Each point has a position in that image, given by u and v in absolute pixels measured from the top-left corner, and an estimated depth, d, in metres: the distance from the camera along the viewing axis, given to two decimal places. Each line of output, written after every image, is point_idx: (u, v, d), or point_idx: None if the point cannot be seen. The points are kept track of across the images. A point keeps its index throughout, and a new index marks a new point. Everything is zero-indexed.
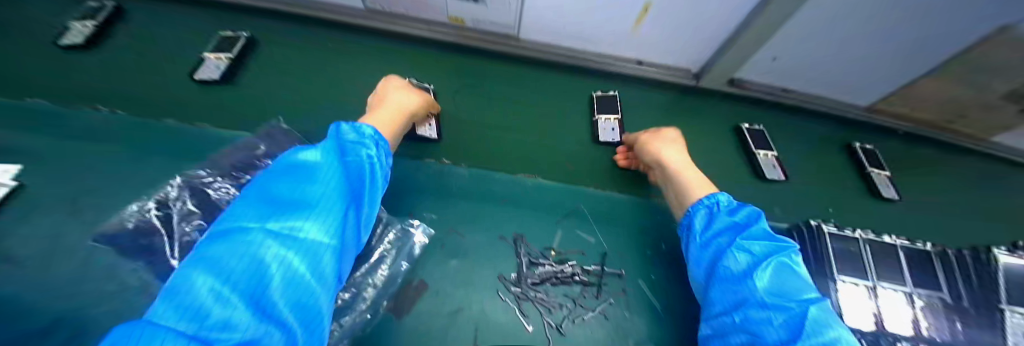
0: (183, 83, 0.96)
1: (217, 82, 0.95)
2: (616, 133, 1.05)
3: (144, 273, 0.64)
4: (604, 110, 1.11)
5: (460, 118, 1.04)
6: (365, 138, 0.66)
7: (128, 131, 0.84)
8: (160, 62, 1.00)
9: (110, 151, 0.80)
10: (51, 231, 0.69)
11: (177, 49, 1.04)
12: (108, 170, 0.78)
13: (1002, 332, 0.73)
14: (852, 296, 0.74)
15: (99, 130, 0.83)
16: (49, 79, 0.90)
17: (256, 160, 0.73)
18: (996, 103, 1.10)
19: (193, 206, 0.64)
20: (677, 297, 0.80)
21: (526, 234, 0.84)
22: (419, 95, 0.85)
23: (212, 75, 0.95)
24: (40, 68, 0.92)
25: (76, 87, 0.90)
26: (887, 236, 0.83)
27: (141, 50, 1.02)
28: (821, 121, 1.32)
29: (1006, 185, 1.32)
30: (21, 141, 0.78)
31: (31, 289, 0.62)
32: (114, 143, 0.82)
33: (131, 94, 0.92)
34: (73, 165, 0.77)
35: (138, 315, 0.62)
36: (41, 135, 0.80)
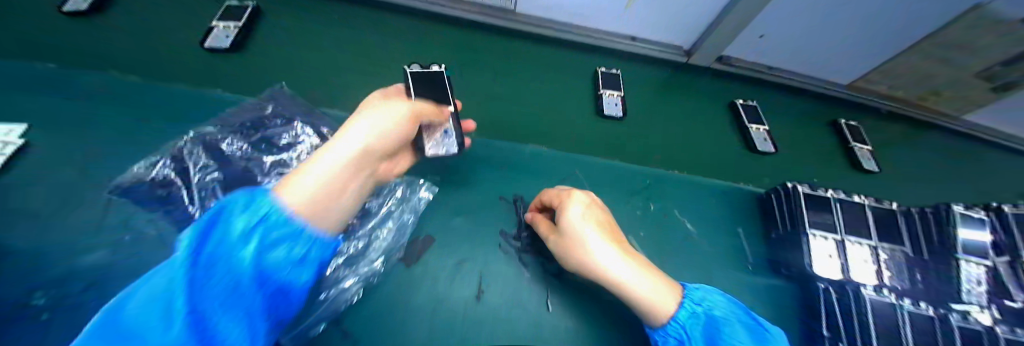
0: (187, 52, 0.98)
1: (228, 50, 0.99)
2: (619, 107, 1.12)
3: (161, 223, 0.69)
4: (608, 86, 1.17)
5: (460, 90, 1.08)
6: (263, 214, 0.43)
7: (134, 95, 0.87)
8: (161, 30, 1.01)
9: (117, 113, 0.83)
10: (67, 187, 0.72)
11: (177, 17, 1.05)
12: (116, 130, 0.81)
13: (955, 278, 0.79)
14: (822, 249, 0.80)
15: (105, 93, 0.86)
16: (48, 42, 0.92)
17: (265, 120, 0.76)
18: (965, 79, 1.17)
19: (209, 160, 0.67)
20: (663, 251, 0.87)
21: (525, 195, 0.89)
22: (402, 123, 0.62)
23: (224, 45, 0.98)
24: (38, 31, 0.93)
25: (77, 51, 0.92)
26: (857, 196, 0.89)
27: (140, 17, 1.03)
28: (803, 98, 1.38)
29: (979, 162, 1.40)
30: (29, 101, 0.81)
31: (52, 237, 0.66)
32: (120, 106, 0.84)
33: (134, 60, 0.94)
34: (81, 125, 0.80)
35: (159, 260, 0.67)
36: (47, 99, 0.82)
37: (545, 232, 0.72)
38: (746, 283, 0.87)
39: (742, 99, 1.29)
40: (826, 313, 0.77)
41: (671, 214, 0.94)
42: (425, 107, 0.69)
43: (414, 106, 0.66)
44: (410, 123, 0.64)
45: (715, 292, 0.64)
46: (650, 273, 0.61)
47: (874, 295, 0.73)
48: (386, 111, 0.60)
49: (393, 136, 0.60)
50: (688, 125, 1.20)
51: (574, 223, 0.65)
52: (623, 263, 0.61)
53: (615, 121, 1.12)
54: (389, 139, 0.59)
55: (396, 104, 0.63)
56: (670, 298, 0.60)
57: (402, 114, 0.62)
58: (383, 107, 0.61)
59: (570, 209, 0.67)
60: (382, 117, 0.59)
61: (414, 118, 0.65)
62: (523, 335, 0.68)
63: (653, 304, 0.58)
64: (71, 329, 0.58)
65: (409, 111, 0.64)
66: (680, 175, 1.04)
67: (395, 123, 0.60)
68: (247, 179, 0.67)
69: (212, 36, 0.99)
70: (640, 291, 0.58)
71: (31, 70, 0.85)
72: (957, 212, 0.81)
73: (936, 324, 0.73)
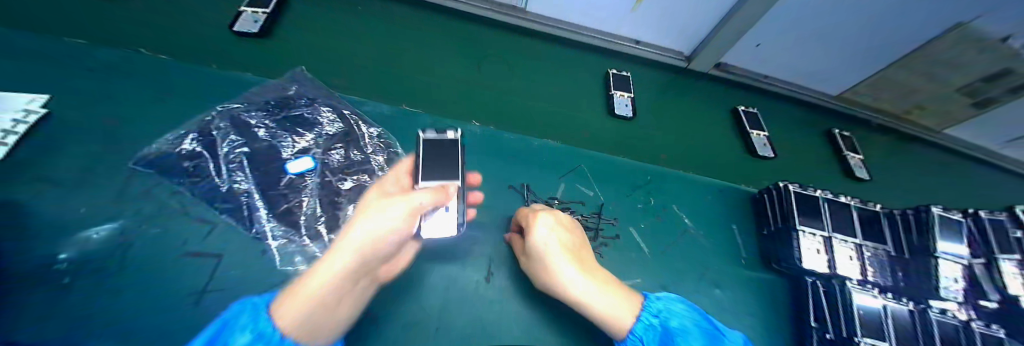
0: (213, 39, 1.04)
1: (253, 35, 1.05)
2: (631, 109, 1.18)
3: (186, 196, 0.72)
4: (618, 87, 1.22)
5: (472, 85, 1.13)
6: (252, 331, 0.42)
7: (160, 74, 0.91)
8: (192, 16, 1.08)
9: (144, 90, 0.87)
10: (90, 157, 0.74)
11: (208, 5, 1.12)
12: (141, 107, 0.83)
13: (935, 275, 0.83)
14: (811, 244, 0.84)
15: (133, 71, 0.90)
16: (86, 22, 0.98)
17: (289, 100, 0.81)
18: (946, 94, 1.24)
19: (235, 136, 0.71)
20: (662, 243, 0.91)
21: (531, 185, 0.93)
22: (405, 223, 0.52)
23: (252, 29, 1.04)
24: (77, 12, 0.99)
25: (113, 32, 0.98)
26: (843, 197, 0.95)
27: (173, 3, 1.09)
28: (796, 107, 1.45)
29: (958, 175, 1.47)
30: (58, 74, 0.84)
31: (76, 204, 0.68)
32: (149, 84, 0.88)
33: (164, 43, 1.00)
34: (109, 99, 0.83)
35: (181, 230, 0.69)
36: (76, 74, 0.85)
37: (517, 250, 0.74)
38: (741, 276, 0.92)
39: (744, 106, 1.35)
40: (813, 306, 0.82)
41: (670, 208, 0.99)
42: (427, 195, 0.55)
43: (411, 198, 0.52)
44: (408, 226, 0.51)
45: (676, 301, 0.65)
46: (609, 294, 0.59)
47: (858, 289, 0.78)
48: (375, 215, 0.49)
49: (383, 244, 0.49)
50: (688, 127, 1.25)
51: (533, 249, 0.64)
52: (582, 289, 0.59)
53: (627, 122, 1.18)
54: (380, 250, 0.49)
55: (388, 202, 0.51)
56: (629, 314, 0.59)
57: (395, 220, 0.49)
58: (373, 211, 0.50)
59: (529, 234, 0.67)
60: (370, 228, 0.47)
61: (412, 218, 0.52)
62: (528, 318, 0.72)
63: (611, 322, 0.58)
64: (90, 292, 0.59)
65: (406, 211, 0.50)
66: (679, 172, 1.08)
67: (385, 233, 0.48)
68: (274, 157, 0.71)
69: (241, 20, 1.07)
70: (597, 312, 0.58)
71: (64, 45, 0.89)
72: (935, 214, 0.86)
73: (915, 319, 0.78)
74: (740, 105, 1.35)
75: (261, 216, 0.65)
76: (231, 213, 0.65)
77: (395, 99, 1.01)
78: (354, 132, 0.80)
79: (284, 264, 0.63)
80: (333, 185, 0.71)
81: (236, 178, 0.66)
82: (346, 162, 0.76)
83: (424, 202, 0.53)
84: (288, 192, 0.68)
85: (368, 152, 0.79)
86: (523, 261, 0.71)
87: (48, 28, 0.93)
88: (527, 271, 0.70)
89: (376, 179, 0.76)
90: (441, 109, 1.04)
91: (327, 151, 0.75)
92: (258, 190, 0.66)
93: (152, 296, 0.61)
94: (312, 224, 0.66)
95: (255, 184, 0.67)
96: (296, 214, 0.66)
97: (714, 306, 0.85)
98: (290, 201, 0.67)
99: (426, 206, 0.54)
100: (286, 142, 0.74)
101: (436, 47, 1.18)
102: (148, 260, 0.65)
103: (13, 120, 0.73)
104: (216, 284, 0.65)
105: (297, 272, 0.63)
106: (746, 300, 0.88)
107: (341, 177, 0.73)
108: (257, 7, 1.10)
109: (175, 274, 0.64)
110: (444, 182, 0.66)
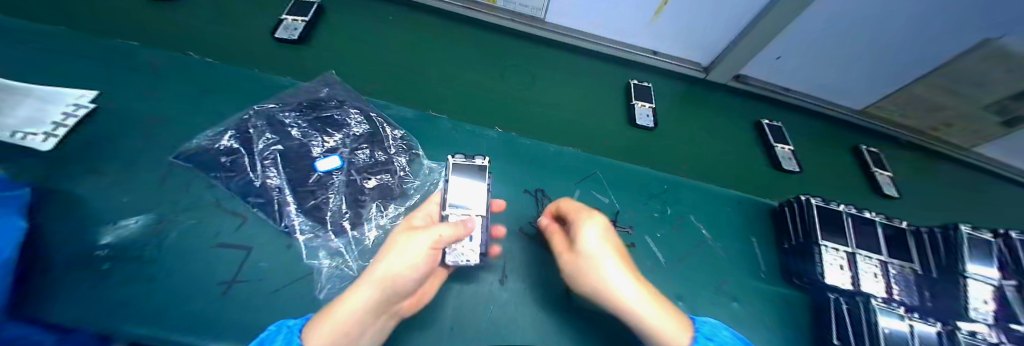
0: (257, 44, 1.10)
1: (293, 41, 1.10)
2: (650, 119, 1.17)
3: (218, 190, 0.75)
4: (640, 97, 1.23)
5: (492, 91, 1.15)
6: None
7: (202, 75, 0.97)
8: (233, 21, 1.15)
9: (187, 90, 0.93)
10: (135, 151, 0.79)
11: (248, 10, 1.19)
12: (183, 105, 0.89)
13: (963, 294, 0.81)
14: (833, 259, 0.82)
15: (178, 72, 0.96)
16: (140, 25, 1.06)
17: (318, 102, 0.84)
18: (975, 111, 1.21)
19: (270, 134, 0.74)
20: (677, 253, 0.91)
21: (547, 190, 0.94)
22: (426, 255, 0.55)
23: (291, 36, 1.10)
24: (133, 16, 1.08)
25: (161, 35, 1.06)
26: (867, 212, 0.93)
27: (216, 8, 1.17)
28: (816, 120, 1.43)
29: (990, 196, 1.42)
30: (116, 74, 0.92)
31: (120, 193, 0.72)
32: (192, 84, 0.95)
33: (206, 45, 1.06)
34: (155, 98, 0.89)
35: (210, 222, 0.72)
36: (131, 74, 0.93)
37: (558, 249, 0.72)
38: (760, 289, 0.90)
39: (768, 120, 1.34)
40: (834, 322, 0.80)
41: (686, 218, 0.98)
42: (447, 228, 0.59)
43: (434, 231, 0.57)
44: (428, 259, 0.56)
45: (721, 328, 0.63)
46: (663, 306, 0.59)
47: (884, 307, 0.76)
48: (402, 247, 0.54)
49: (406, 277, 0.53)
50: (706, 137, 1.24)
51: (587, 248, 0.64)
52: (638, 297, 0.58)
53: (646, 131, 1.17)
54: (404, 281, 0.52)
55: (412, 235, 0.56)
56: (680, 330, 0.57)
57: (418, 252, 0.54)
58: (399, 243, 0.55)
59: (580, 233, 0.66)
60: (397, 260, 0.53)
61: (433, 251, 0.57)
62: (542, 321, 0.72)
63: (662, 336, 0.56)
64: (126, 278, 0.62)
65: (428, 244, 0.55)
66: (697, 183, 1.08)
67: (408, 265, 0.53)
68: (304, 155, 0.74)
69: (281, 28, 1.12)
70: (648, 322, 0.57)
71: (123, 48, 0.98)
72: (965, 234, 0.83)
73: (945, 340, 0.75)
74: (763, 119, 1.34)
75: (290, 210, 0.68)
76: (263, 207, 0.67)
77: (418, 104, 1.05)
78: (380, 133, 0.83)
79: (309, 257, 0.66)
80: (358, 184, 0.74)
81: (269, 173, 0.69)
82: (371, 162, 0.78)
83: (444, 235, 0.58)
84: (316, 189, 0.70)
85: (392, 153, 0.82)
86: (566, 260, 0.69)
87: (108, 32, 1.02)
88: (568, 272, 0.68)
89: (398, 179, 0.78)
90: (462, 114, 1.06)
91: (353, 150, 0.78)
92: (288, 186, 0.69)
93: (182, 284, 0.64)
94: (337, 221, 0.69)
95: (286, 179, 0.69)
96: (322, 210, 0.69)
97: (730, 319, 0.83)
98: (318, 198, 0.69)
99: (445, 239, 0.58)
100: (316, 141, 0.76)
101: (458, 55, 1.22)
102: (180, 250, 0.68)
103: (63, 113, 0.80)
104: (243, 275, 0.66)
105: (320, 265, 0.65)
106: (763, 314, 0.86)
107: (366, 176, 0.76)
108: (297, 15, 1.16)
109: (205, 264, 0.67)
110: (470, 211, 0.71)
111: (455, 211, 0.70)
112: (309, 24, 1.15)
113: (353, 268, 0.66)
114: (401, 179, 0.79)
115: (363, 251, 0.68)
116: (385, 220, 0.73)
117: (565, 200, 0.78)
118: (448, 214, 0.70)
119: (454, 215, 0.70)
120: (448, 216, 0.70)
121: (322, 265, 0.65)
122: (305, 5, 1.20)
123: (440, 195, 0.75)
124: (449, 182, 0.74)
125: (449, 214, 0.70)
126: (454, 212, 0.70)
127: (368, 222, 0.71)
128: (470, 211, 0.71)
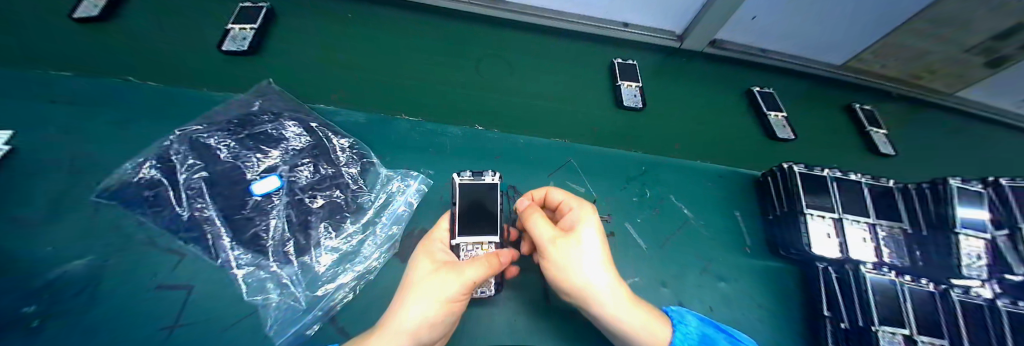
0: (202, 59, 1.00)
1: (246, 52, 1.00)
2: (638, 98, 1.11)
3: (151, 227, 0.67)
4: (626, 77, 1.15)
5: (464, 86, 1.06)
6: None
7: (129, 100, 0.87)
8: (164, 36, 1.04)
9: (113, 118, 0.84)
10: (61, 192, 0.71)
11: (182, 22, 1.09)
12: (110, 136, 0.81)
13: (955, 251, 0.77)
14: (818, 227, 0.78)
15: (99, 98, 0.86)
16: (51, 50, 0.94)
17: (251, 117, 0.79)
18: (957, 55, 1.17)
19: (194, 159, 0.69)
20: (658, 237, 0.86)
21: (519, 185, 0.88)
22: (458, 300, 0.49)
23: (241, 46, 1.00)
24: (43, 41, 0.96)
25: (77, 57, 0.94)
26: (853, 174, 0.88)
27: (144, 23, 1.06)
28: (801, 80, 1.37)
29: (977, 138, 1.39)
30: (26, 108, 0.81)
31: (36, 242, 0.64)
32: (118, 111, 0.85)
33: (133, 65, 0.96)
34: (75, 131, 0.80)
35: (145, 264, 0.65)
36: (44, 106, 0.83)
37: (545, 225, 0.57)
38: (748, 266, 0.87)
39: (758, 86, 1.27)
40: (825, 292, 0.77)
41: (668, 200, 0.94)
42: (479, 267, 0.51)
43: (464, 272, 0.50)
44: (459, 303, 0.50)
45: (689, 322, 0.61)
46: (645, 310, 0.56)
47: (873, 273, 0.72)
48: (428, 290, 0.49)
49: (432, 324, 0.48)
50: (687, 110, 1.18)
51: (596, 235, 0.56)
52: (624, 301, 0.54)
53: (635, 112, 1.11)
54: (432, 328, 0.48)
55: (440, 278, 0.50)
56: (666, 329, 0.56)
57: (448, 297, 0.48)
58: (426, 286, 0.49)
59: (588, 218, 0.58)
60: (422, 306, 0.47)
61: (463, 295, 0.50)
62: (522, 328, 0.69)
63: (649, 336, 0.54)
64: (57, 335, 0.56)
65: (458, 289, 0.49)
66: (678, 160, 1.03)
67: (435, 313, 0.47)
68: (237, 178, 0.69)
69: (229, 38, 1.02)
70: (640, 320, 0.54)
71: (34, 76, 0.87)
72: (954, 187, 0.78)
73: (936, 301, 0.72)
74: (752, 86, 1.27)
75: (224, 243, 0.64)
76: (197, 241, 0.65)
77: (380, 109, 0.96)
78: (324, 145, 0.79)
79: (251, 294, 0.63)
80: (303, 203, 0.71)
81: (197, 205, 0.64)
82: (315, 178, 0.74)
83: (476, 279, 0.50)
84: (254, 215, 0.66)
85: (340, 165, 0.78)
86: (559, 239, 0.55)
87: (12, 61, 0.90)
88: (560, 252, 0.55)
89: (350, 194, 0.75)
90: (431, 114, 0.98)
91: (294, 167, 0.73)
92: (220, 216, 0.64)
93: (119, 336, 0.57)
94: (280, 249, 0.66)
95: (217, 209, 0.65)
96: (262, 239, 0.65)
97: (720, 301, 0.80)
98: (257, 226, 0.66)
99: (477, 281, 0.51)
100: (251, 162, 0.72)
101: (417, 47, 1.13)
102: (119, 295, 0.61)
103: None
104: (188, 315, 0.61)
105: (269, 300, 0.63)
106: (753, 289, 0.83)
107: (311, 194, 0.72)
108: (245, 23, 1.05)
109: (147, 309, 0.60)
110: (482, 239, 0.66)
111: (465, 240, 0.64)
112: (258, 32, 1.05)
113: (303, 300, 0.64)
114: (352, 194, 0.76)
115: (312, 279, 0.66)
116: (334, 242, 0.70)
117: (559, 188, 0.69)
118: (457, 245, 0.64)
119: (464, 245, 0.65)
120: (458, 246, 0.64)
121: (270, 300, 0.63)
122: (252, 10, 1.09)
123: (447, 217, 0.68)
124: (455, 205, 0.68)
125: (460, 244, 0.64)
126: (465, 241, 0.65)
127: (318, 246, 0.69)
128: (482, 240, 0.66)
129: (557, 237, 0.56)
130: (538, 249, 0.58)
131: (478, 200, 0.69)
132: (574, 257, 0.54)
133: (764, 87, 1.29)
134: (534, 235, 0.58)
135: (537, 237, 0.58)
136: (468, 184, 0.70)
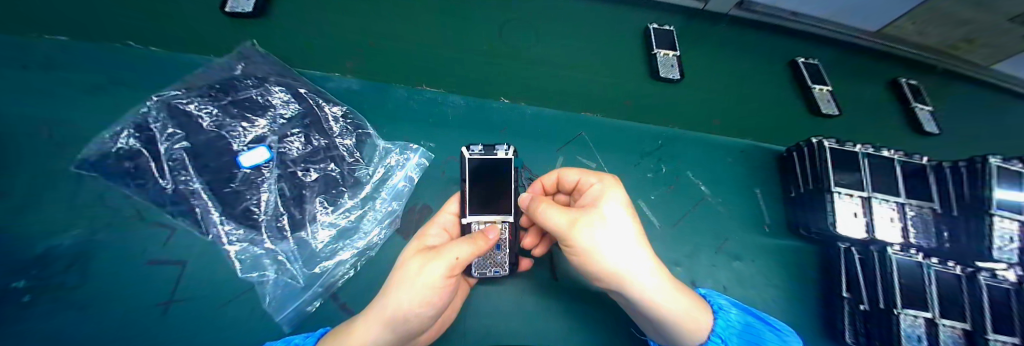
0: (183, 14, 0.85)
1: (251, 15, 0.85)
2: (676, 69, 0.98)
3: (135, 200, 0.63)
4: (662, 44, 1.01)
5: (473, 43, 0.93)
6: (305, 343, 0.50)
7: (76, 58, 0.75)
8: None
9: (61, 77, 0.72)
10: (20, 160, 0.63)
11: None
12: (63, 98, 0.70)
13: (988, 235, 0.71)
14: (847, 207, 0.73)
15: (40, 54, 0.73)
16: None
17: (236, 82, 0.73)
18: (1004, 26, 1.04)
19: (174, 128, 0.64)
20: (671, 217, 0.82)
21: (527, 160, 0.83)
22: (442, 284, 0.45)
23: (246, 8, 0.84)
24: None
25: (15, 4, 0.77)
26: (886, 151, 0.82)
27: None
28: (835, 49, 1.24)
29: (1013, 115, 1.29)
30: None
31: (5, 216, 0.58)
32: (63, 70, 0.73)
33: (87, 16, 0.80)
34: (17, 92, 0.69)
35: (132, 239, 0.61)
36: None
37: (564, 212, 0.52)
38: (762, 245, 0.84)
39: (802, 57, 1.15)
40: (845, 274, 0.74)
41: (684, 177, 0.89)
42: (465, 247, 0.48)
43: (450, 252, 0.47)
44: (446, 287, 0.46)
45: (729, 308, 0.58)
46: (682, 292, 0.53)
47: (899, 255, 0.68)
48: (411, 274, 0.45)
49: (418, 312, 0.44)
50: (714, 78, 1.06)
51: (622, 210, 0.52)
52: (662, 285, 0.50)
53: (671, 86, 0.99)
54: (414, 318, 0.44)
55: (424, 261, 0.46)
56: (701, 306, 0.55)
57: (433, 281, 0.44)
58: (410, 270, 0.46)
59: (612, 192, 0.54)
60: (406, 293, 0.43)
61: (450, 278, 0.47)
62: (529, 307, 0.67)
63: (688, 320, 0.51)
64: (52, 309, 0.54)
65: (443, 271, 0.45)
66: (696, 133, 0.95)
67: (420, 300, 0.43)
68: (223, 150, 0.65)
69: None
70: (679, 305, 0.51)
71: None
72: (994, 166, 0.70)
73: (962, 284, 0.67)
74: (798, 57, 1.15)
75: (214, 217, 0.61)
76: (186, 215, 0.62)
77: (381, 76, 0.86)
78: (315, 113, 0.74)
79: (246, 271, 0.61)
80: (296, 176, 0.68)
81: (181, 177, 0.61)
82: (307, 150, 0.70)
83: (462, 257, 0.47)
84: (243, 189, 0.63)
85: (334, 136, 0.74)
86: (584, 221, 0.51)
87: None
88: (589, 238, 0.50)
89: (346, 167, 0.72)
90: (436, 80, 0.88)
91: (284, 138, 0.70)
92: (207, 189, 0.61)
93: (114, 310, 0.55)
94: (274, 224, 0.63)
95: (203, 182, 0.61)
96: (254, 214, 0.63)
97: (732, 280, 0.78)
98: (247, 200, 0.63)
99: (463, 261, 0.48)
100: (236, 131, 0.67)
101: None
102: (109, 269, 0.58)
103: None
104: (183, 291, 0.59)
105: (265, 278, 0.61)
106: (766, 269, 0.81)
107: (304, 166, 0.69)
108: None
109: (142, 284, 0.58)
110: (496, 217, 0.64)
111: (476, 219, 0.62)
112: None
113: (301, 279, 0.62)
114: (349, 168, 0.72)
115: (310, 255, 0.64)
116: (331, 217, 0.67)
117: (571, 167, 0.63)
118: (469, 223, 0.62)
119: (476, 224, 0.63)
120: (469, 225, 0.62)
121: (267, 277, 0.61)
122: None
123: (456, 199, 0.66)
124: (465, 182, 0.64)
125: (471, 223, 0.62)
126: (478, 220, 0.63)
127: (313, 222, 0.66)
128: (495, 218, 0.64)
129: (579, 221, 0.51)
130: (561, 239, 0.53)
131: (494, 179, 0.64)
132: (603, 240, 0.49)
133: (806, 57, 1.17)
134: (554, 225, 0.53)
135: (558, 227, 0.52)
136: (479, 160, 0.64)
